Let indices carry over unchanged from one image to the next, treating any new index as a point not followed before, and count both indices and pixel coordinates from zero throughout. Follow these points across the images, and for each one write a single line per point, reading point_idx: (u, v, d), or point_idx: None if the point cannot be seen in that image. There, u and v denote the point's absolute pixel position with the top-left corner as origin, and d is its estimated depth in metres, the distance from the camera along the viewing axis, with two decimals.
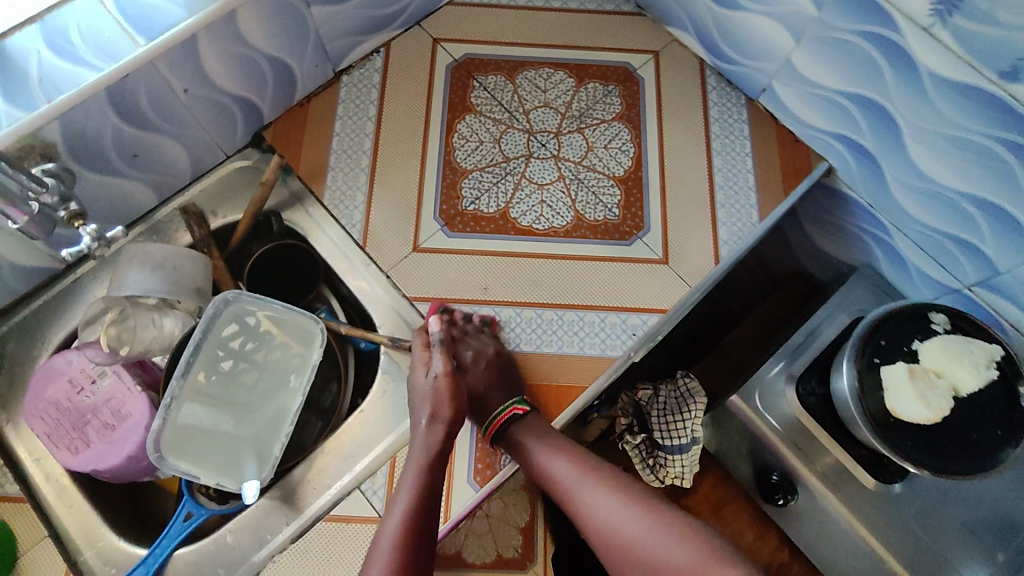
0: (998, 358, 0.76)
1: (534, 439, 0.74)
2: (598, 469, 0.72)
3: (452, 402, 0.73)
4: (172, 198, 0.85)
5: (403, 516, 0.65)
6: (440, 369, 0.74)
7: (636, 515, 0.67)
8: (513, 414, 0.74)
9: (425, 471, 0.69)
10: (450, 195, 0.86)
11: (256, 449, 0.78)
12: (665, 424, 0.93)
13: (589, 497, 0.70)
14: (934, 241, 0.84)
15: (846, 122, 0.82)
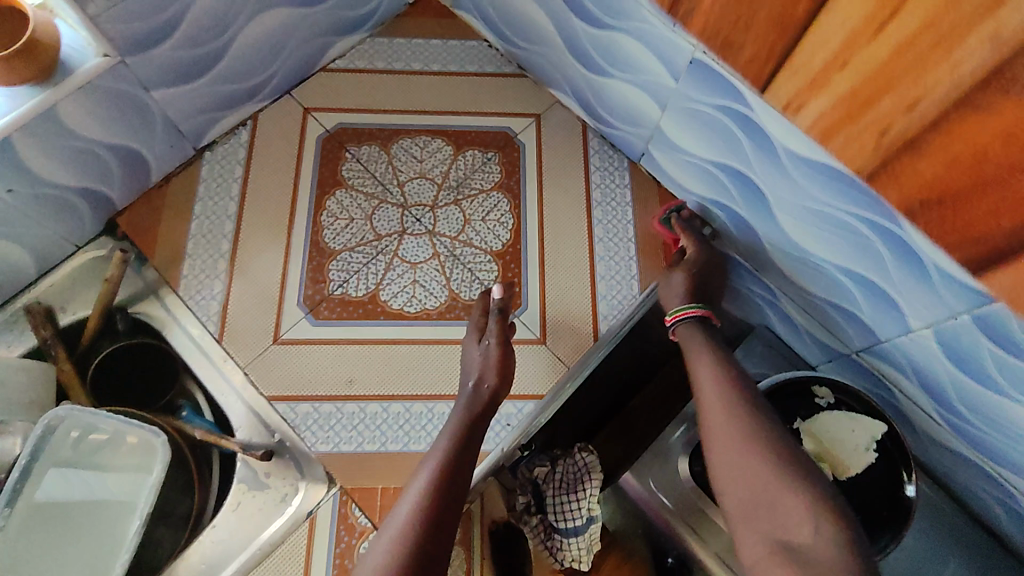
0: (880, 438, 0.72)
1: (701, 346, 0.67)
2: (735, 402, 0.60)
3: (501, 372, 0.69)
4: (16, 295, 0.79)
5: (423, 485, 0.58)
6: (492, 339, 0.72)
7: (755, 444, 0.56)
8: (695, 316, 0.69)
9: (457, 440, 0.63)
10: (316, 279, 0.81)
11: None
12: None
13: (714, 415, 0.60)
14: (820, 308, 0.81)
15: (721, 188, 0.79)
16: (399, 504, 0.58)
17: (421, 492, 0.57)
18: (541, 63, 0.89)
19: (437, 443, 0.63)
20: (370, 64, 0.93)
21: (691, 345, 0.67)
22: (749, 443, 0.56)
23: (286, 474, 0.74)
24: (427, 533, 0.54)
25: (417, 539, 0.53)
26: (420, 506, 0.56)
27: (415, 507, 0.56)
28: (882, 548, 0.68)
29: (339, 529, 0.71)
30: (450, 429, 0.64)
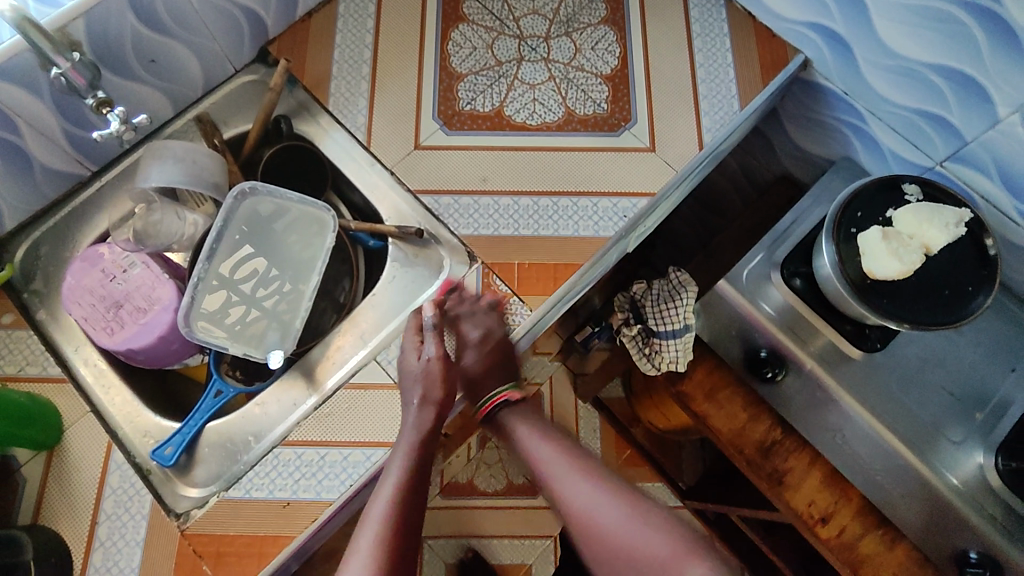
0: (967, 219, 0.82)
1: (525, 429, 0.74)
2: (572, 466, 0.68)
3: (444, 380, 0.74)
4: (186, 110, 0.91)
5: (390, 492, 0.63)
6: (428, 360, 0.75)
7: (609, 505, 0.64)
8: (501, 403, 0.75)
9: (416, 452, 0.68)
10: (447, 97, 0.91)
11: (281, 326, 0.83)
12: (660, 312, 0.98)
13: (563, 482, 0.67)
14: (908, 122, 0.90)
15: (820, 10, 0.87)
16: (370, 511, 0.62)
17: (389, 507, 0.61)
18: None
19: (397, 454, 0.68)
20: None
21: (516, 431, 0.74)
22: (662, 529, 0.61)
23: (430, 254, 0.86)
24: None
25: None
26: (386, 522, 0.60)
27: (385, 517, 0.61)
28: (975, 310, 0.80)
29: (484, 293, 0.82)
30: (417, 429, 0.71)
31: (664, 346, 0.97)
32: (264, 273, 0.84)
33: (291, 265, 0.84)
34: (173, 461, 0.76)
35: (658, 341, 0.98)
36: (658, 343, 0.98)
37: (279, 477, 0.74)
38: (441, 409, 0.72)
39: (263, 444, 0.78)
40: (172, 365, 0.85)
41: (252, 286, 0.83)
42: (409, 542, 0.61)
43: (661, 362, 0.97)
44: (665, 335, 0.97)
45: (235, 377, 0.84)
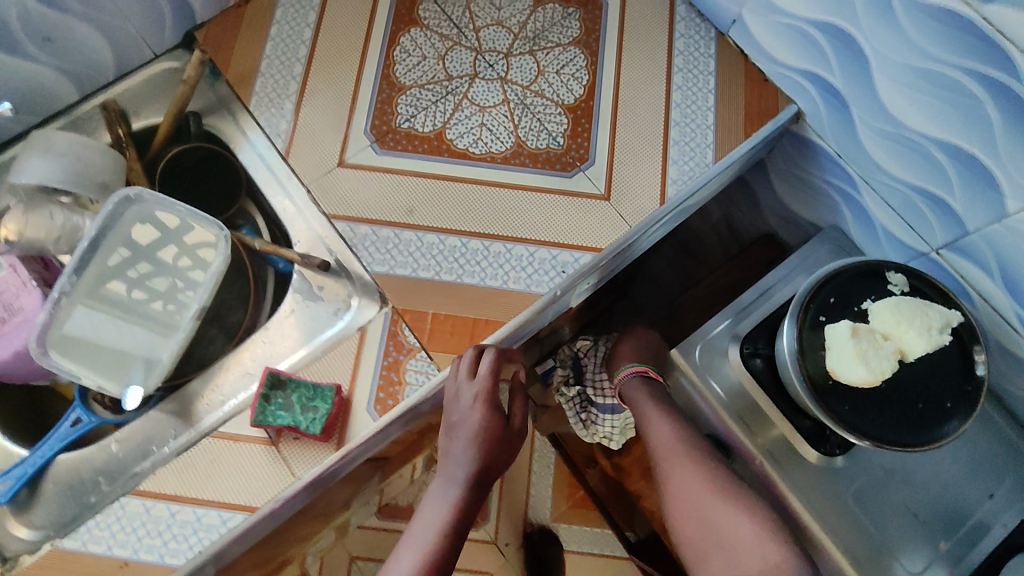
0: (954, 323, 0.70)
1: (645, 397, 0.84)
2: (682, 449, 0.78)
3: (494, 449, 0.62)
4: (93, 95, 0.81)
5: (413, 563, 0.58)
6: (483, 419, 0.62)
7: (705, 494, 0.74)
8: (632, 375, 0.86)
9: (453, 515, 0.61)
10: (384, 110, 0.80)
11: (149, 354, 0.75)
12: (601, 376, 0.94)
13: (677, 466, 0.77)
14: (905, 198, 0.78)
15: (817, 59, 0.76)
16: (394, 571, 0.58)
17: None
18: None
19: (428, 518, 0.61)
20: None
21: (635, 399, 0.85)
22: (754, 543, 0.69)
23: (338, 288, 0.76)
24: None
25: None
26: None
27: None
28: (949, 431, 0.69)
29: (388, 343, 0.72)
30: (459, 478, 0.62)
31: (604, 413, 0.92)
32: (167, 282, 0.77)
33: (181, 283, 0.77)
34: (7, 498, 0.67)
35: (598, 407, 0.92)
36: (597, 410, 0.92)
37: (120, 532, 0.65)
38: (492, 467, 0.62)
39: (115, 489, 0.68)
40: (39, 382, 0.75)
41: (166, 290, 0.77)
42: None
43: (594, 434, 0.93)
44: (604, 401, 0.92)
45: (105, 405, 0.73)
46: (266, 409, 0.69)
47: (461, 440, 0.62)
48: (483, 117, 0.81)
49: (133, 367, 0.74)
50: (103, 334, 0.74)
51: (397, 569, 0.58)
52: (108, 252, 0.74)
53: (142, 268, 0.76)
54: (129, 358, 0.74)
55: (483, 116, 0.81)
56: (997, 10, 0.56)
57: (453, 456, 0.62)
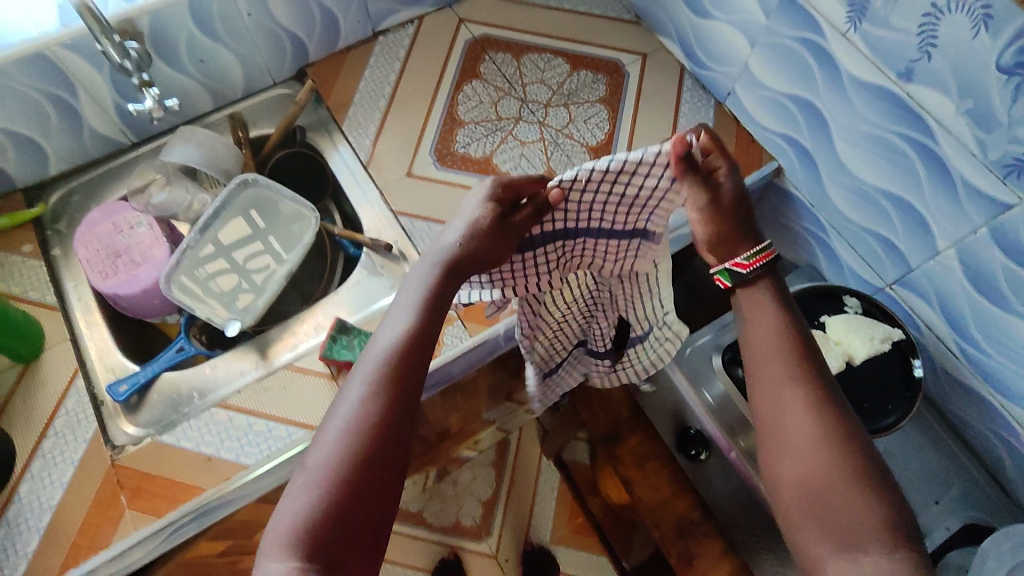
0: (894, 338, 0.85)
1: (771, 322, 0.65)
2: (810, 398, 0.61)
3: (488, 237, 0.64)
4: (224, 107, 1.05)
5: (386, 353, 0.59)
6: (479, 211, 0.66)
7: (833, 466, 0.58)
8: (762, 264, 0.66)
9: (428, 305, 0.62)
10: (446, 138, 1.02)
11: (240, 310, 0.93)
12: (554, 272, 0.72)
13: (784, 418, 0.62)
14: (863, 239, 0.95)
15: (791, 123, 0.95)
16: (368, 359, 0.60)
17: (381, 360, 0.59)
18: (656, 11, 1.08)
19: (408, 293, 0.64)
20: None
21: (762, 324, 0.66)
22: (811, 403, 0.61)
23: (396, 269, 0.95)
24: (375, 450, 0.55)
25: (364, 471, 0.53)
26: (382, 364, 0.59)
27: (385, 359, 0.59)
28: (886, 426, 0.82)
29: None
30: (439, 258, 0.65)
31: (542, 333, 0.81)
32: (264, 268, 0.96)
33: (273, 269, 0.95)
34: (122, 398, 0.85)
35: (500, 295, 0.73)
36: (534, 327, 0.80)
37: (207, 434, 0.82)
38: (485, 251, 0.65)
39: (204, 402, 0.86)
40: (151, 319, 0.96)
41: (259, 275, 0.95)
42: (402, 393, 0.58)
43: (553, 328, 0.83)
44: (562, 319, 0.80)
45: (200, 339, 0.93)
46: (333, 346, 0.84)
47: (450, 231, 0.67)
48: (523, 149, 1.02)
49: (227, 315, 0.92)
50: (211, 291, 0.93)
51: (384, 335, 0.61)
52: (225, 227, 0.95)
53: (238, 256, 0.95)
54: (225, 310, 0.92)
55: (523, 148, 1.02)
56: (916, 88, 0.76)
57: (442, 239, 0.66)
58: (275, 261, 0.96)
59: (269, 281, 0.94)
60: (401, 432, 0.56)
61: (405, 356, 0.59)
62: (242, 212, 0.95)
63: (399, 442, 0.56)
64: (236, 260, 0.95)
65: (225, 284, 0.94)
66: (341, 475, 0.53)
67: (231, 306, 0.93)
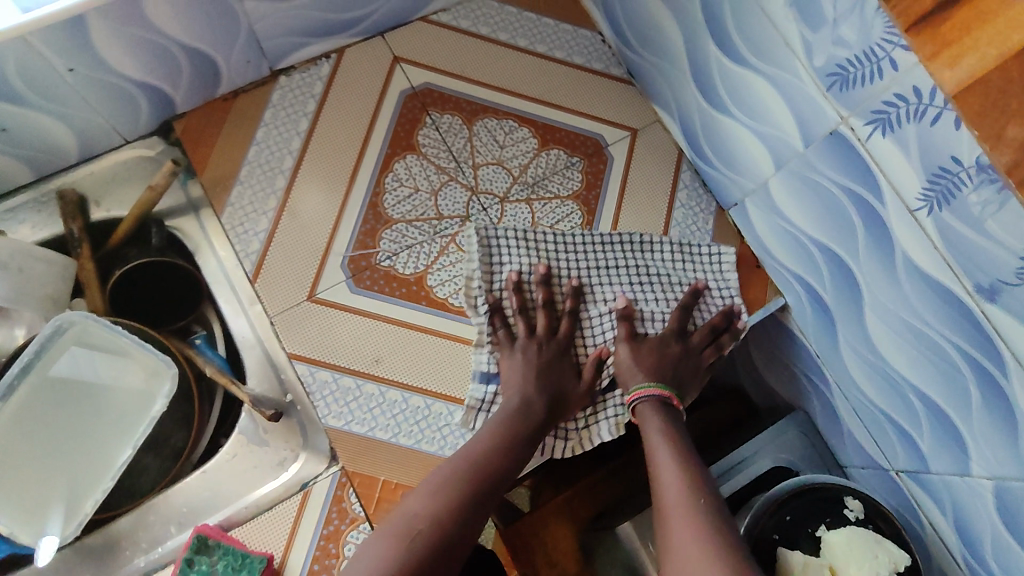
0: (903, 569, 0.65)
1: (658, 426, 0.63)
2: None
3: (500, 460, 0.59)
4: (51, 176, 0.76)
5: (425, 504, 0.54)
6: (590, 361, 0.69)
7: None
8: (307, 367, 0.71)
9: (473, 477, 0.57)
10: (365, 244, 0.77)
11: (70, 495, 0.67)
12: (656, 300, 0.74)
13: None
14: (875, 417, 0.75)
15: (807, 265, 0.74)
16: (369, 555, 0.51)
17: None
18: (653, 75, 0.83)
19: (446, 464, 0.59)
20: (473, 26, 0.86)
21: (646, 422, 0.64)
22: (660, 414, 0.64)
23: (290, 437, 0.72)
24: (471, 499, 0.55)
25: (456, 514, 0.54)
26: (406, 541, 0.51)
27: (407, 529, 0.52)
28: None
29: (331, 509, 0.68)
30: (450, 475, 0.57)
31: (630, 378, 0.67)
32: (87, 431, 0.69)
33: (100, 429, 0.69)
34: None
35: (498, 279, 0.72)
36: (515, 362, 0.67)
37: None
38: (487, 466, 0.59)
39: None
40: None
41: (78, 441, 0.68)
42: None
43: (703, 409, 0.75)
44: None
45: None
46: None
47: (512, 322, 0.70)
48: None
49: (50, 504, 0.66)
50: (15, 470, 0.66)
51: (411, 504, 0.55)
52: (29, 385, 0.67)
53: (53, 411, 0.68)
54: (44, 497, 0.66)
55: None
56: (998, 311, 0.54)
57: (456, 455, 0.60)
58: (102, 420, 0.70)
59: (106, 444, 0.69)
60: (499, 490, 0.58)
61: (506, 428, 0.62)
62: (70, 359, 0.69)
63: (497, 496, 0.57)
64: (67, 425, 0.68)
65: (33, 453, 0.67)
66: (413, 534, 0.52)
67: (49, 487, 0.67)
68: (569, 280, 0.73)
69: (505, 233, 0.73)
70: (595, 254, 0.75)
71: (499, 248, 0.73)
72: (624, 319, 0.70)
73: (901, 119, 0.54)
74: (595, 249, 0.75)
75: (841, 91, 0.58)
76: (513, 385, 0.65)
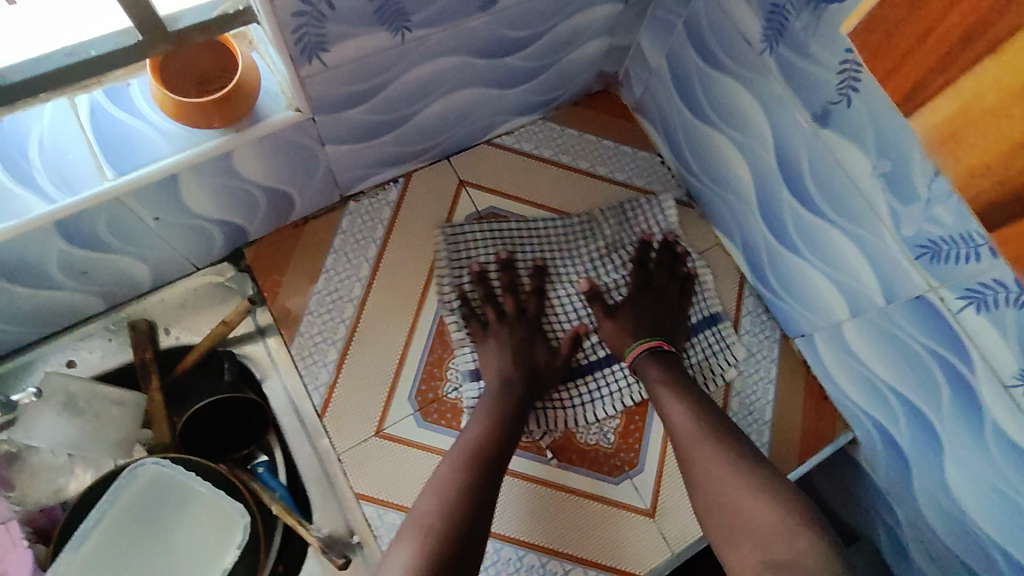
0: None
1: (658, 376, 0.72)
2: None
3: (494, 437, 0.66)
4: (124, 305, 0.76)
5: (440, 492, 0.61)
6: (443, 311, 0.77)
7: None
8: None
9: (475, 461, 0.64)
10: (433, 376, 0.77)
11: None
12: (616, 273, 0.83)
13: None
14: (951, 564, 0.72)
15: (882, 406, 0.73)
16: (395, 547, 0.58)
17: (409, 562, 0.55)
18: (715, 202, 0.84)
19: (455, 449, 0.65)
20: (536, 148, 0.88)
21: (647, 374, 0.73)
22: (661, 367, 0.73)
23: None
24: (487, 480, 0.63)
25: (467, 497, 0.60)
26: (431, 531, 0.57)
27: (430, 520, 0.58)
28: None
29: None
30: (456, 461, 0.64)
31: (621, 344, 0.76)
32: None
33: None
34: None
35: (483, 257, 0.81)
36: (491, 347, 0.74)
37: None
38: (492, 445, 0.66)
39: None
40: None
41: None
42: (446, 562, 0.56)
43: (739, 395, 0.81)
44: (698, 350, 0.81)
45: None
46: None
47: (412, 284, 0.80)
48: None
49: None
50: None
51: (423, 500, 0.61)
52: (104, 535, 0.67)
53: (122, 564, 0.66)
54: None
55: None
56: None
57: (454, 446, 0.66)
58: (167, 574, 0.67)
59: None
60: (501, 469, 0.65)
61: (491, 412, 0.68)
62: (143, 506, 0.68)
63: (500, 475, 0.64)
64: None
65: None
66: (437, 520, 0.58)
67: None
68: (535, 260, 0.81)
69: (468, 230, 0.82)
70: (559, 226, 0.84)
71: (465, 237, 0.81)
72: (594, 297, 0.78)
73: (999, 302, 0.54)
74: (558, 219, 0.84)
75: (930, 264, 0.59)
76: (494, 368, 0.73)
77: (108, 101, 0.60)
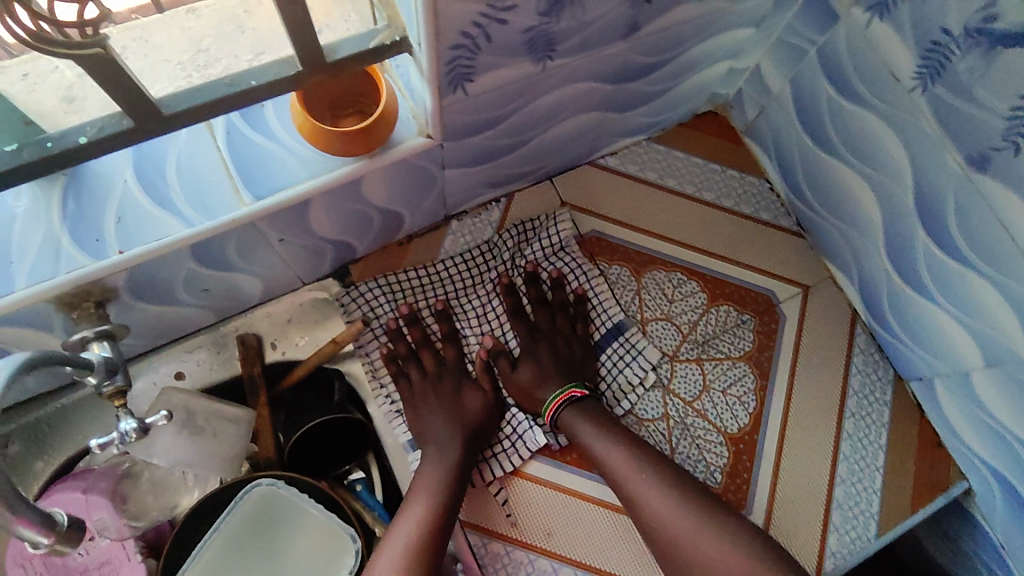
0: None
1: (588, 428, 0.70)
2: None
3: (448, 492, 0.66)
4: (232, 318, 0.76)
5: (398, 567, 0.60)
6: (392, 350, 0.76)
7: None
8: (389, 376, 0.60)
9: (433, 521, 0.63)
10: None
11: None
12: (487, 302, 0.80)
13: None
14: None
15: (1007, 456, 0.67)
16: None
17: None
18: (830, 235, 0.81)
19: (405, 518, 0.64)
20: (641, 171, 0.86)
21: (579, 431, 0.70)
22: (583, 420, 0.71)
23: None
24: (439, 544, 0.62)
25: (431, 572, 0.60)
26: None
27: None
28: None
29: None
30: (411, 530, 0.63)
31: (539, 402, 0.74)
32: None
33: None
34: None
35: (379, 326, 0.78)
36: (431, 408, 0.73)
37: None
38: (447, 505, 0.65)
39: None
40: None
41: None
42: None
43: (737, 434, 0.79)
44: (669, 377, 0.80)
45: None
46: None
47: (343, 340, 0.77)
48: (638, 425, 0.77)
49: None
50: None
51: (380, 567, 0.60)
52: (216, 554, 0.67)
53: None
54: None
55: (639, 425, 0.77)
56: None
57: (404, 507, 0.65)
58: None
59: None
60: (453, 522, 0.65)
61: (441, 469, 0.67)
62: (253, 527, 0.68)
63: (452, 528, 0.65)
64: None
65: None
66: (424, 533, 0.62)
67: None
68: (435, 301, 0.79)
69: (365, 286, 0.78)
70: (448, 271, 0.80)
71: (374, 300, 0.78)
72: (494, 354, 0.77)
73: None
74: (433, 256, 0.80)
75: None
76: (435, 434, 0.71)
77: (246, 123, 0.59)
